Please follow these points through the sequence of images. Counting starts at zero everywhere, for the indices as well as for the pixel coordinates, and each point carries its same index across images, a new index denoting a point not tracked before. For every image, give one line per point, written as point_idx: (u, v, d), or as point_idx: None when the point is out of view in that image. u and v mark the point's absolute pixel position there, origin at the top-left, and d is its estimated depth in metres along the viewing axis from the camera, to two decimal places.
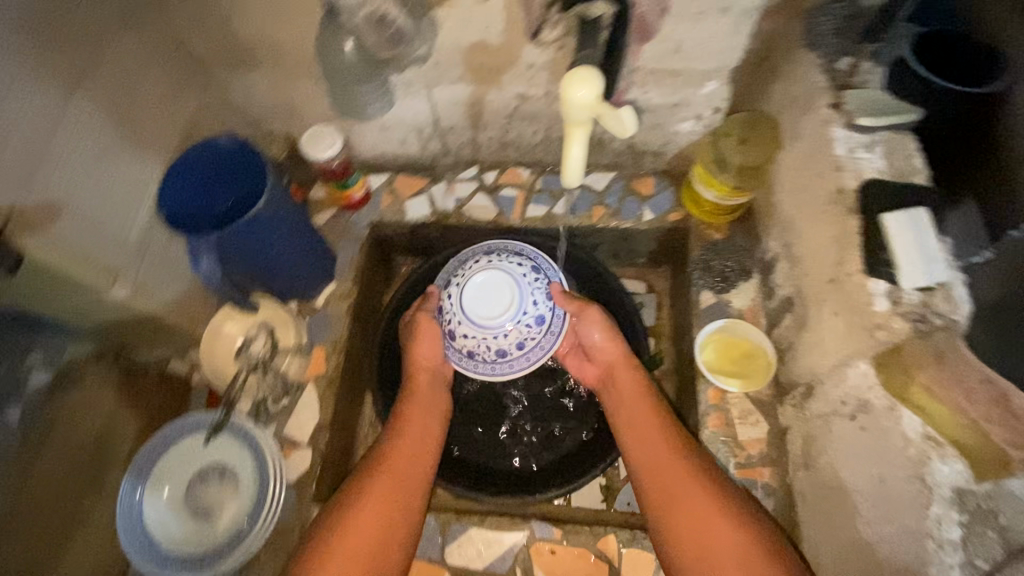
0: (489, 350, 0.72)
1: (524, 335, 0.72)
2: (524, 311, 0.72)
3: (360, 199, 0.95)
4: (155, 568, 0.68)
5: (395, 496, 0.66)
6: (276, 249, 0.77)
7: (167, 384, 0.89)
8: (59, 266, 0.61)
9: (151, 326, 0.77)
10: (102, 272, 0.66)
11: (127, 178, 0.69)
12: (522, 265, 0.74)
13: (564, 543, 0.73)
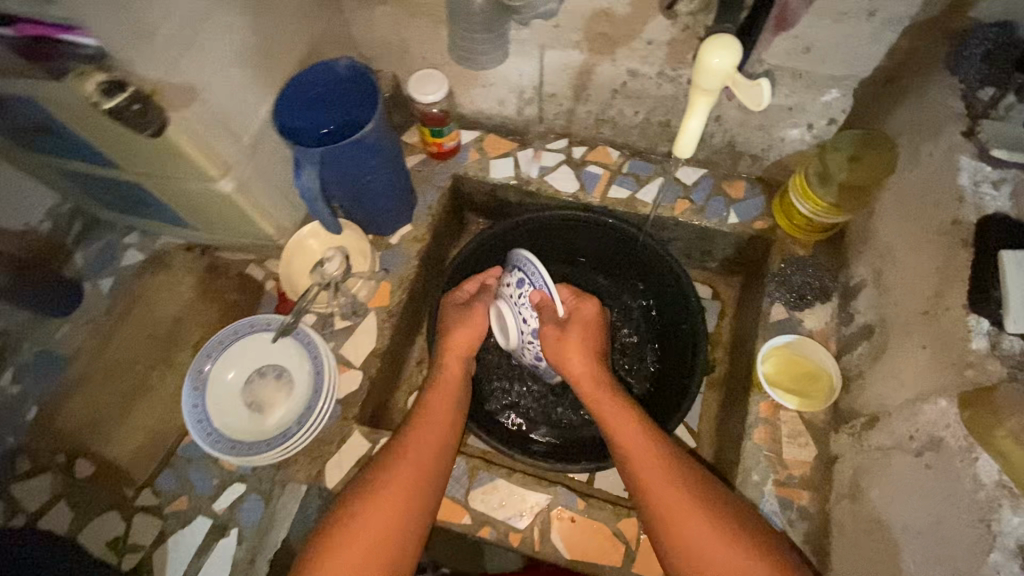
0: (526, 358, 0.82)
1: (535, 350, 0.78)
2: (522, 330, 0.76)
3: (450, 149, 0.97)
4: (206, 442, 0.74)
5: (415, 482, 0.64)
6: (372, 177, 0.79)
7: (245, 287, 0.91)
8: (184, 148, 0.65)
9: (243, 225, 0.82)
10: (218, 163, 0.70)
11: (255, 82, 0.72)
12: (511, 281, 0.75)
13: (587, 514, 0.73)
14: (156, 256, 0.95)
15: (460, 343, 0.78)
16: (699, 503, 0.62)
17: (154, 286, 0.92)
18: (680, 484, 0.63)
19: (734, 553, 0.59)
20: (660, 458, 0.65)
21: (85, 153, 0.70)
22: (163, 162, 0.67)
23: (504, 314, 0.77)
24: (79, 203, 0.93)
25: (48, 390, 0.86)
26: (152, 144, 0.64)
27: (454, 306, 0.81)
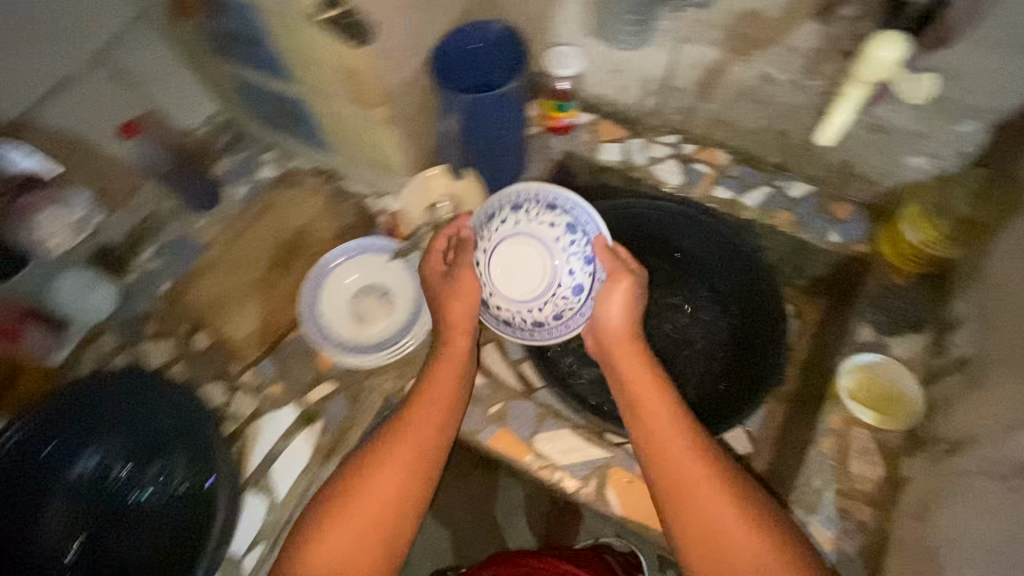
0: (525, 321, 0.79)
1: (563, 306, 0.78)
2: (558, 282, 0.77)
3: (566, 126, 1.01)
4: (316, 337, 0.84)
5: (416, 451, 0.69)
6: (504, 135, 0.87)
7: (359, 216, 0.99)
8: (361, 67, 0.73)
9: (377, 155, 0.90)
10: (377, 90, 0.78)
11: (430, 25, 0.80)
12: (554, 228, 0.78)
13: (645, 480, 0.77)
14: (285, 175, 1.03)
15: (455, 316, 0.76)
16: (720, 503, 0.62)
17: (280, 199, 1.01)
18: (704, 483, 0.63)
19: (748, 555, 0.60)
20: (688, 455, 0.65)
21: (269, 63, 0.80)
22: (340, 78, 0.76)
23: (541, 263, 0.78)
24: (231, 116, 1.03)
25: (179, 270, 0.96)
26: (342, 57, 0.73)
27: (433, 271, 0.80)
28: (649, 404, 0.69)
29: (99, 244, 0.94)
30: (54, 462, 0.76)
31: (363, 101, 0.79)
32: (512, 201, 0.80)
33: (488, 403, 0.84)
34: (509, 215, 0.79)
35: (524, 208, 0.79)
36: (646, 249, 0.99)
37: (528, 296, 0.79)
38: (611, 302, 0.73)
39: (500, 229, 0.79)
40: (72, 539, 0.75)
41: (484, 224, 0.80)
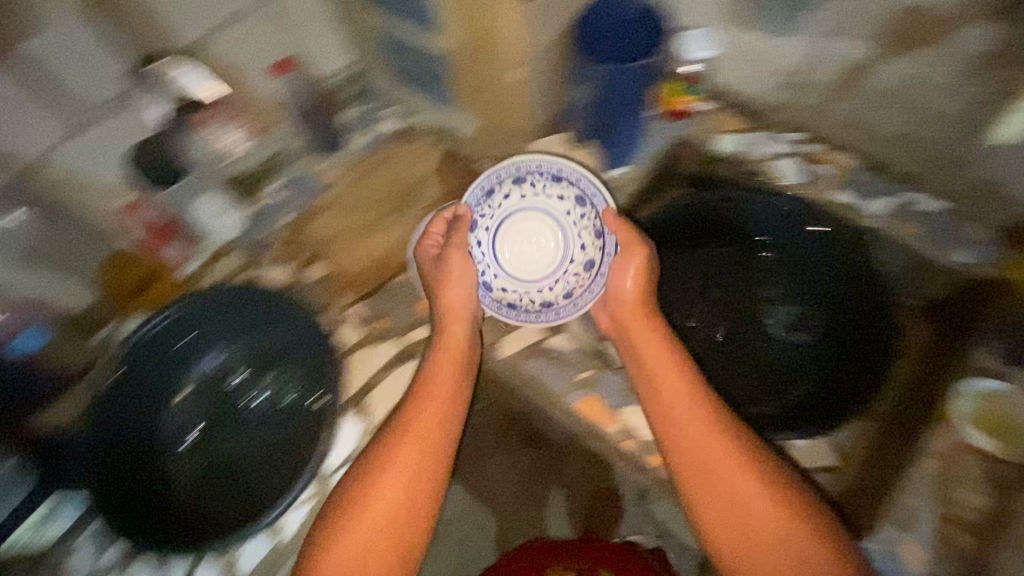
0: (535, 301, 0.90)
1: (573, 283, 0.90)
2: (571, 259, 0.90)
3: (680, 112, 0.97)
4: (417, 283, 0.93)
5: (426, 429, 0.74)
6: (633, 109, 0.89)
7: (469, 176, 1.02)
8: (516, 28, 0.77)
9: (502, 118, 0.93)
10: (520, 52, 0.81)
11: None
12: (563, 203, 0.90)
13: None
14: (404, 128, 1.07)
15: (450, 298, 0.84)
16: (738, 478, 0.68)
17: (397, 151, 1.05)
18: (722, 461, 0.69)
19: (768, 526, 0.67)
20: (708, 436, 0.70)
21: (422, 16, 0.83)
22: (491, 39, 0.80)
23: (556, 236, 0.91)
24: (363, 68, 1.08)
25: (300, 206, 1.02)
26: (501, 16, 0.77)
27: (427, 261, 0.88)
28: (667, 390, 0.74)
29: None
30: (187, 352, 0.83)
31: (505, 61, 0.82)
32: (513, 176, 0.90)
33: (578, 369, 0.87)
34: (513, 190, 0.90)
35: (531, 183, 0.90)
36: (748, 253, 0.96)
37: (540, 274, 0.91)
38: (626, 271, 0.81)
39: (504, 205, 0.91)
40: (196, 421, 0.83)
41: (485, 201, 0.90)
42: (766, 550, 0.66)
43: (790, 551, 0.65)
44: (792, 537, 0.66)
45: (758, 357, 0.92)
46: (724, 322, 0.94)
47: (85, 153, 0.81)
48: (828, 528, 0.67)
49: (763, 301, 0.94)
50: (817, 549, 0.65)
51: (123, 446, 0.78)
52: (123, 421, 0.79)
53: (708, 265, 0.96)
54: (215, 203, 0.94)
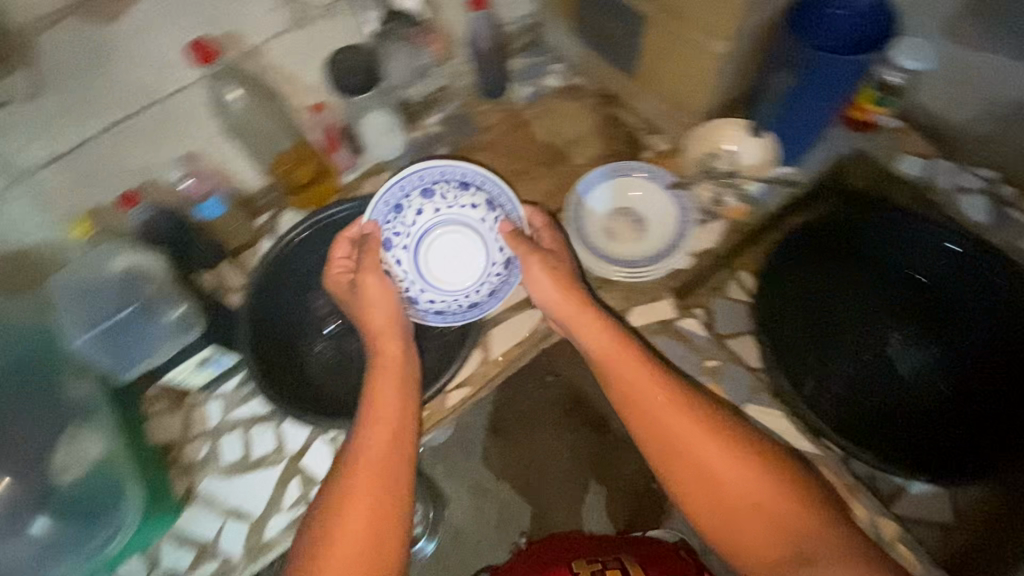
0: (459, 306, 0.83)
1: (496, 282, 0.83)
2: (490, 261, 0.82)
3: (868, 122, 0.94)
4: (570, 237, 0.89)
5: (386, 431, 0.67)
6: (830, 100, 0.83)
7: (627, 144, 0.99)
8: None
9: (688, 89, 0.90)
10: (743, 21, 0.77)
11: None
12: (477, 209, 0.81)
13: (849, 487, 0.77)
14: (571, 86, 1.06)
15: (370, 318, 0.76)
16: (715, 453, 0.64)
17: (561, 106, 1.05)
18: (703, 444, 0.65)
19: (750, 498, 0.62)
20: (674, 416, 0.66)
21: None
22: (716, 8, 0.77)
23: (469, 240, 0.82)
24: (544, 20, 1.08)
25: (456, 142, 1.05)
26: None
27: (345, 290, 0.80)
28: (636, 384, 0.68)
29: (404, 98, 1.04)
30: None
31: (721, 28, 0.79)
32: (421, 187, 0.81)
33: (706, 356, 0.85)
34: (423, 202, 0.81)
35: (439, 193, 0.81)
36: (879, 282, 0.91)
37: (465, 276, 0.83)
38: (544, 280, 0.76)
39: (417, 219, 0.81)
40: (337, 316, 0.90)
41: (394, 216, 0.81)
42: (756, 530, 0.61)
43: (780, 525, 0.61)
44: (777, 507, 0.61)
45: (891, 390, 0.86)
46: (842, 347, 0.88)
47: (295, 51, 0.87)
48: (811, 494, 0.63)
49: (887, 336, 0.88)
50: (806, 517, 0.61)
51: (284, 308, 0.86)
52: (286, 284, 0.86)
53: (833, 285, 0.91)
54: (382, 121, 0.96)
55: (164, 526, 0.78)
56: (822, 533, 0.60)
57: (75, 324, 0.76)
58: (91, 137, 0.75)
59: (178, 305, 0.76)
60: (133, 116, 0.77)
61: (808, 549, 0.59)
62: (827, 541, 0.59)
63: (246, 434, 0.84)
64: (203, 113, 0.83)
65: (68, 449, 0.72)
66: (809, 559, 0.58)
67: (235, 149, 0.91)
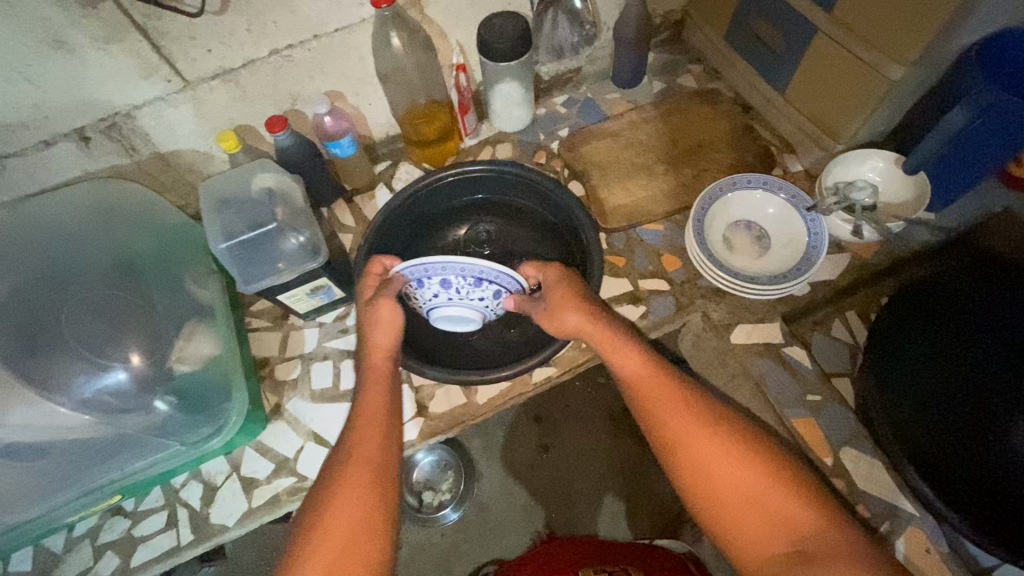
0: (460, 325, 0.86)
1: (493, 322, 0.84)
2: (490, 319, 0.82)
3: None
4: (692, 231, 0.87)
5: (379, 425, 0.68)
6: (1002, 143, 0.76)
7: (757, 159, 0.96)
8: (952, 20, 0.69)
9: (841, 114, 0.86)
10: (930, 50, 0.73)
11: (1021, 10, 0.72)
12: (487, 301, 0.76)
13: (943, 560, 0.72)
14: (704, 90, 1.04)
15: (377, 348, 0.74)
16: (719, 452, 0.62)
17: (693, 107, 1.02)
18: (716, 464, 0.61)
19: (765, 510, 0.59)
20: (680, 426, 0.64)
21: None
22: (907, 33, 0.72)
23: (472, 321, 0.79)
24: (690, 19, 1.06)
25: (578, 125, 1.04)
26: (929, 14, 0.69)
27: (362, 300, 0.76)
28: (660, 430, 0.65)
29: (536, 73, 1.04)
30: (482, 203, 0.97)
31: (902, 54, 0.74)
32: (441, 277, 0.72)
33: (809, 390, 0.82)
34: (440, 288, 0.74)
35: (455, 285, 0.74)
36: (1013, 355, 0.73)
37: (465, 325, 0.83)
38: (565, 321, 0.73)
39: (432, 295, 0.76)
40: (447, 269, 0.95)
41: (415, 286, 0.75)
42: (758, 529, 0.59)
43: (783, 524, 0.59)
44: (780, 507, 0.59)
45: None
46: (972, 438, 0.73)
47: (454, 8, 0.87)
48: (816, 495, 0.60)
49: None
50: (809, 518, 0.59)
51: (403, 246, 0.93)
52: (408, 229, 0.95)
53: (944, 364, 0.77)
54: (515, 92, 0.97)
55: (252, 435, 0.82)
56: (825, 534, 0.58)
57: (214, 232, 0.80)
58: (258, 58, 0.79)
59: (307, 233, 0.80)
60: (296, 45, 0.80)
61: (810, 550, 0.57)
62: (825, 544, 0.57)
63: (337, 366, 0.87)
64: (358, 54, 0.86)
65: (185, 344, 0.80)
66: (808, 560, 0.56)
67: (374, 94, 0.94)
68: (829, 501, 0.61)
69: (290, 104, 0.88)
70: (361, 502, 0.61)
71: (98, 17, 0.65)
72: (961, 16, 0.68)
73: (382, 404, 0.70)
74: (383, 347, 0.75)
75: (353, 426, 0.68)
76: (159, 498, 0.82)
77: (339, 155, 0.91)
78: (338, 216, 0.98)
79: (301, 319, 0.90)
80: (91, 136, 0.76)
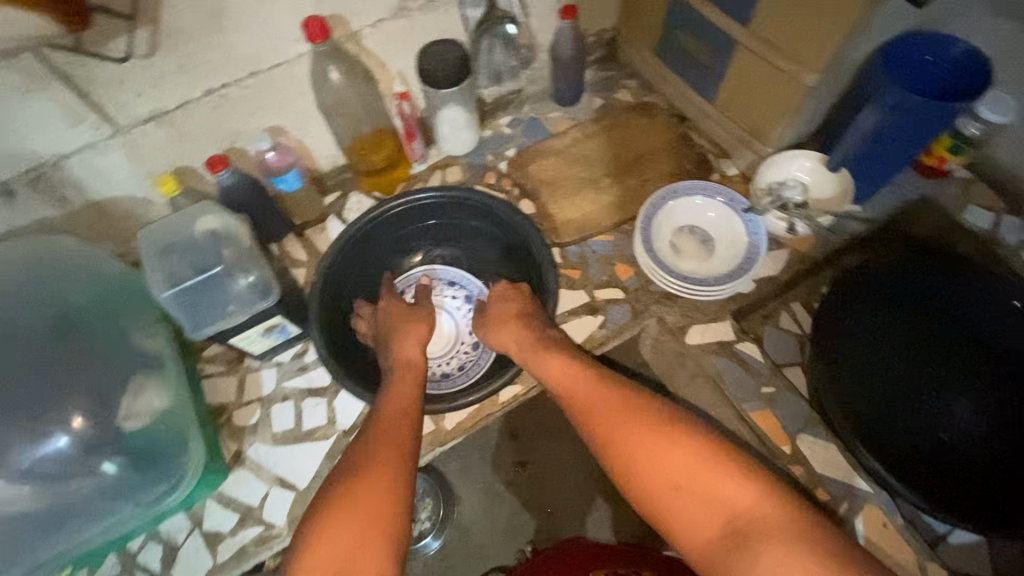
0: (434, 372, 0.90)
1: (465, 358, 0.91)
2: (461, 341, 0.92)
3: (941, 169, 0.96)
4: (640, 242, 0.90)
5: (407, 420, 0.70)
6: (906, 142, 0.84)
7: (697, 166, 1.01)
8: (857, 30, 0.74)
9: (768, 120, 0.92)
10: (838, 58, 0.79)
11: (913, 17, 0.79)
12: (456, 300, 0.95)
13: (900, 532, 0.76)
14: (642, 103, 1.08)
15: (406, 352, 0.80)
16: (652, 439, 0.61)
17: (632, 121, 1.06)
18: (645, 451, 0.61)
19: (693, 493, 0.57)
20: (619, 417, 0.65)
21: (741, 4, 0.83)
22: (817, 45, 0.78)
23: (446, 326, 0.93)
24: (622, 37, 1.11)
25: (526, 145, 1.06)
26: (834, 25, 0.74)
27: (385, 308, 0.85)
28: (604, 421, 0.66)
29: (479, 97, 1.07)
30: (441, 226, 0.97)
31: (814, 63, 0.80)
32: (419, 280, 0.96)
33: (763, 383, 0.85)
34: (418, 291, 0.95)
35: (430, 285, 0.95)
36: (940, 336, 0.86)
37: (439, 352, 0.91)
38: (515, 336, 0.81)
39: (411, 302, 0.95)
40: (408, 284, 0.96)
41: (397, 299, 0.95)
42: (693, 513, 0.57)
43: (719, 502, 0.56)
44: (711, 486, 0.57)
45: (918, 423, 0.82)
46: (908, 419, 0.82)
47: (393, 39, 0.88)
48: (754, 471, 0.58)
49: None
50: (749, 493, 0.56)
51: (356, 275, 0.93)
52: (360, 261, 0.93)
53: (904, 358, 0.86)
54: (459, 116, 0.98)
55: (211, 487, 0.80)
56: (766, 509, 0.55)
57: (157, 278, 0.76)
58: (192, 99, 0.77)
59: (253, 272, 0.77)
60: (232, 84, 0.79)
61: (743, 528, 0.54)
62: (759, 519, 0.54)
63: (298, 406, 0.85)
64: (297, 88, 0.85)
65: (134, 400, 0.75)
66: (746, 540, 0.54)
67: (317, 127, 0.93)
68: (777, 479, 0.58)
69: (230, 143, 0.86)
70: (379, 482, 0.60)
71: (17, 68, 0.63)
72: (863, 25, 0.74)
73: (410, 400, 0.73)
74: (410, 348, 0.80)
75: (375, 422, 0.70)
76: (115, 565, 0.78)
77: (285, 190, 0.90)
78: (290, 252, 0.97)
79: (256, 360, 0.87)
80: (15, 189, 0.73)
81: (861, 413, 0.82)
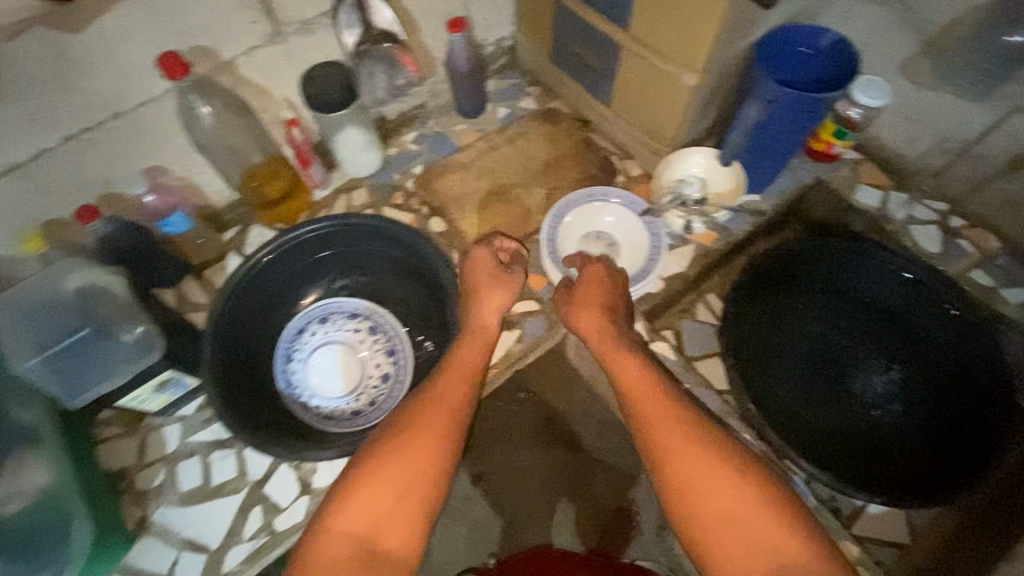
0: (343, 412, 0.86)
1: (375, 393, 0.87)
2: (369, 375, 0.87)
3: (830, 154, 0.97)
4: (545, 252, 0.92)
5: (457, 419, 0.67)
6: (792, 133, 0.86)
7: (601, 169, 1.01)
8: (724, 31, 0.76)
9: (662, 119, 0.93)
10: (712, 58, 0.80)
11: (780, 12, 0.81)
12: (360, 332, 0.90)
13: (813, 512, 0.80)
14: (545, 108, 1.08)
15: (483, 318, 0.78)
16: (717, 474, 0.60)
17: (536, 128, 1.06)
18: (707, 483, 0.60)
19: (745, 532, 0.57)
20: (687, 439, 0.62)
21: (618, 9, 0.84)
22: (691, 47, 0.80)
23: (352, 361, 0.88)
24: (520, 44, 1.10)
25: (431, 161, 1.03)
26: (702, 26, 0.76)
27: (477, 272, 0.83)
28: (665, 433, 0.64)
29: (379, 115, 1.04)
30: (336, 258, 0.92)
31: (691, 64, 0.82)
32: (318, 316, 0.90)
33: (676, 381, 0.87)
34: (318, 328, 0.90)
35: (332, 320, 0.90)
36: (846, 315, 0.90)
37: (346, 390, 0.86)
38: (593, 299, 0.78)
39: (311, 339, 0.89)
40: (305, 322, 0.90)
41: (296, 338, 0.89)
42: (740, 553, 0.56)
43: (765, 547, 0.56)
44: (759, 529, 0.57)
45: (828, 401, 0.86)
46: (818, 398, 0.86)
47: (272, 66, 0.85)
48: (805, 521, 0.58)
49: (943, 389, 0.84)
50: (799, 546, 0.56)
51: (248, 318, 0.87)
52: (256, 302, 0.88)
53: (812, 339, 0.90)
54: (356, 139, 0.95)
55: (114, 560, 0.75)
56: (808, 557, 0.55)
57: (25, 347, 0.72)
58: (48, 147, 0.72)
59: (138, 324, 0.71)
60: (93, 128, 0.74)
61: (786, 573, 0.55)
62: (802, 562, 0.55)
63: (205, 460, 0.80)
64: (172, 125, 0.81)
65: (14, 477, 0.70)
66: None
67: (203, 162, 0.88)
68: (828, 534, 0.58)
69: (104, 189, 0.81)
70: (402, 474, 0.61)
71: None
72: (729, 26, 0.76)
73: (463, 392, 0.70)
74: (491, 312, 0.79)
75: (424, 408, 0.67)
76: None
77: (173, 233, 0.84)
78: (188, 296, 0.92)
79: (157, 418, 0.82)
80: None
81: (773, 398, 0.85)
